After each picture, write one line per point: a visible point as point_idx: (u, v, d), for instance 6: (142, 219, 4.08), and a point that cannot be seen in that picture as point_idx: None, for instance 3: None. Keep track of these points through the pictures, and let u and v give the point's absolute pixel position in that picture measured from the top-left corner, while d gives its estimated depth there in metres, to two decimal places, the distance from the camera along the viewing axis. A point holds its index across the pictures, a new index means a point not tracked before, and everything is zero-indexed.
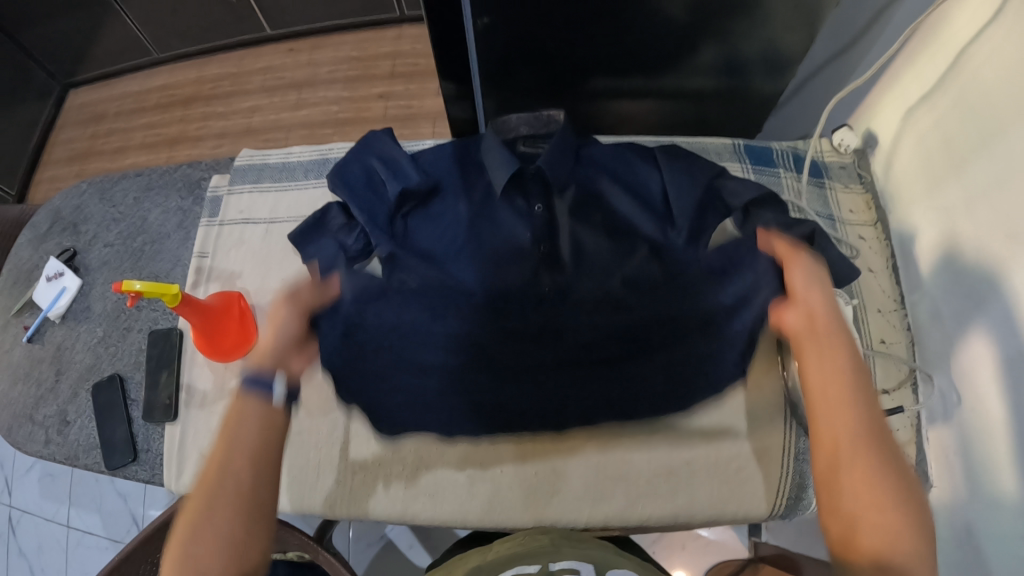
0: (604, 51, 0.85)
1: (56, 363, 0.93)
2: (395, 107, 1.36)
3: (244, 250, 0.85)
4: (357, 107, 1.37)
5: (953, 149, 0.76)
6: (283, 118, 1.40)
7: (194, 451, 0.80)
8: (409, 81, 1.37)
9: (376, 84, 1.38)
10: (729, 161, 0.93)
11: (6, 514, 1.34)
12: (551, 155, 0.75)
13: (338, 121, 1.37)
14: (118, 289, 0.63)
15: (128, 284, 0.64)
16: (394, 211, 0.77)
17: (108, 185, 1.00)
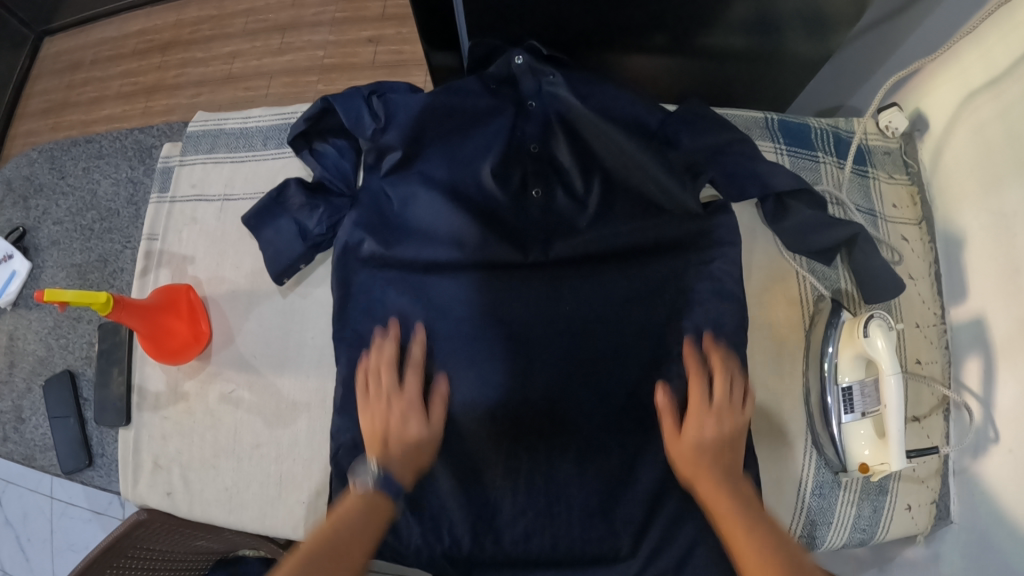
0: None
1: (8, 351, 0.85)
2: (385, 55, 1.16)
3: (197, 233, 0.74)
4: (344, 53, 1.18)
5: (1018, 150, 0.63)
6: (265, 66, 1.23)
7: (147, 457, 0.73)
8: (403, 25, 1.17)
9: (367, 27, 1.19)
10: (760, 139, 0.78)
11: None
12: (540, 140, 0.69)
13: (323, 69, 1.19)
14: (41, 299, 0.55)
15: (56, 294, 0.56)
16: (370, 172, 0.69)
17: (58, 153, 0.90)
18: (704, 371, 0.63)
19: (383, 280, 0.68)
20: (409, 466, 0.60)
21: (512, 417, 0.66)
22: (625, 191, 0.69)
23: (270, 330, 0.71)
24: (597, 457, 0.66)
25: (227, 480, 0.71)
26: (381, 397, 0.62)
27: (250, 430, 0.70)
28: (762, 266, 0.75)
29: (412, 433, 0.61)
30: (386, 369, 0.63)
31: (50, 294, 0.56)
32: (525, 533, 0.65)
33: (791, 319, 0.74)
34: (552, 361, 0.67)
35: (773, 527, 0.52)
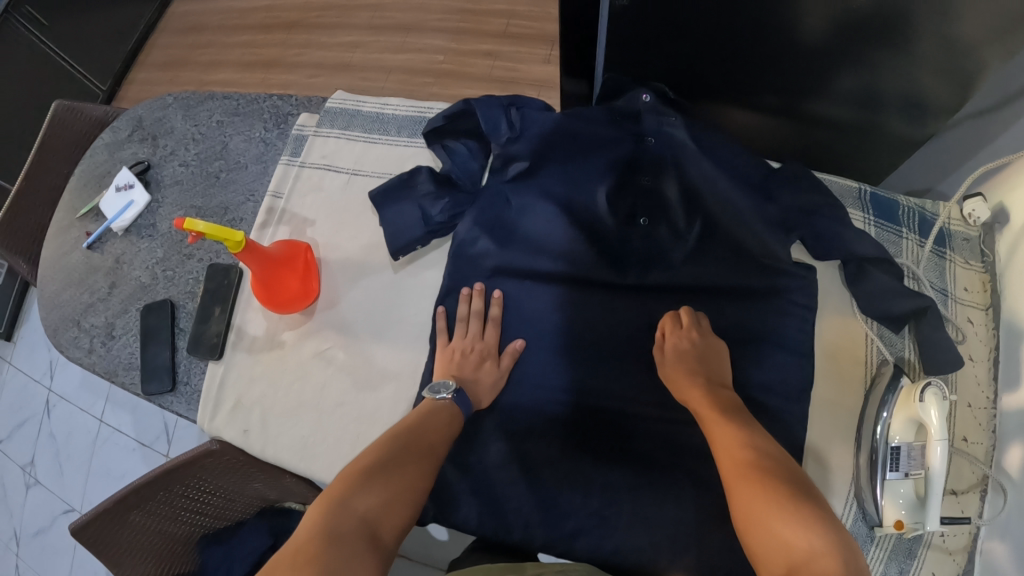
0: (743, 53, 0.75)
1: (111, 273, 0.92)
2: (501, 70, 1.13)
3: (320, 199, 0.80)
4: (460, 62, 1.16)
5: None
6: (382, 61, 1.22)
7: (230, 397, 0.79)
8: (523, 45, 1.14)
9: (486, 41, 1.16)
10: (851, 208, 0.81)
11: (47, 394, 1.24)
12: (654, 173, 0.73)
13: (438, 74, 1.18)
14: (181, 227, 0.63)
15: (193, 224, 0.63)
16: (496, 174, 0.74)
17: (193, 103, 0.94)
18: (669, 337, 0.69)
19: (483, 278, 0.73)
20: (477, 391, 0.68)
21: (586, 423, 0.71)
22: (724, 231, 0.73)
23: (372, 299, 0.76)
24: (655, 471, 0.69)
25: (306, 430, 0.75)
26: (465, 338, 0.70)
27: (338, 388, 0.75)
28: (837, 325, 0.79)
29: (488, 371, 0.69)
30: (474, 317, 0.71)
31: (186, 225, 0.64)
32: (575, 530, 0.69)
33: (854, 376, 0.78)
34: (629, 369, 0.71)
35: (812, 506, 0.49)
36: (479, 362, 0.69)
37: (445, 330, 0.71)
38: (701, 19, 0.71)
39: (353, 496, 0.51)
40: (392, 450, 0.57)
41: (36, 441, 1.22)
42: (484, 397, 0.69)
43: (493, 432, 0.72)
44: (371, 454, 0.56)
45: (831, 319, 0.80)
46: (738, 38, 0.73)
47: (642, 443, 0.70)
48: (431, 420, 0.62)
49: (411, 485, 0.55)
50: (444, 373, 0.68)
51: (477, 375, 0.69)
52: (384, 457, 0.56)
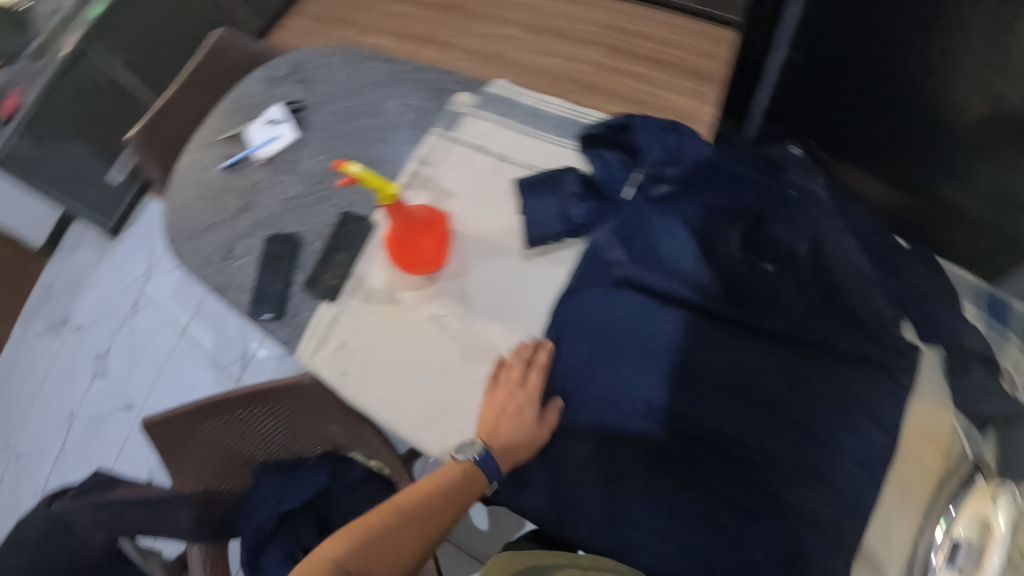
0: (896, 113, 0.72)
1: (243, 197, 0.97)
2: (646, 93, 1.19)
3: (465, 175, 0.84)
4: (608, 75, 1.21)
5: None
6: (531, 58, 1.27)
7: (336, 337, 0.84)
8: (671, 71, 1.19)
9: (637, 64, 1.21)
10: (965, 301, 0.83)
11: (136, 294, 1.31)
12: (789, 226, 0.76)
13: (586, 87, 1.21)
14: (340, 168, 0.70)
15: (352, 167, 0.71)
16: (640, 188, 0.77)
17: (354, 59, 0.99)
18: None
19: (606, 287, 0.75)
20: (511, 452, 0.71)
21: (674, 447, 0.74)
22: (844, 299, 0.74)
23: (498, 282, 0.79)
24: (730, 505, 0.72)
25: (405, 386, 0.79)
26: (506, 386, 0.74)
27: (445, 354, 0.79)
28: (926, 413, 0.78)
29: (525, 420, 0.72)
30: (519, 365, 0.74)
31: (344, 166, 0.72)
32: (636, 544, 0.73)
33: (933, 466, 0.78)
34: (722, 406, 0.74)
35: None
36: (519, 432, 0.72)
37: (492, 376, 0.75)
38: (858, 58, 0.70)
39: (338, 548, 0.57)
40: (392, 517, 0.62)
41: (118, 335, 1.29)
42: (521, 452, 0.72)
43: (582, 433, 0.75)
44: (376, 514, 0.62)
45: (923, 403, 0.78)
46: (889, 93, 0.70)
47: (727, 479, 0.73)
48: (449, 484, 0.68)
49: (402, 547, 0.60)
50: (481, 430, 0.73)
51: (510, 427, 0.72)
52: (382, 523, 0.61)
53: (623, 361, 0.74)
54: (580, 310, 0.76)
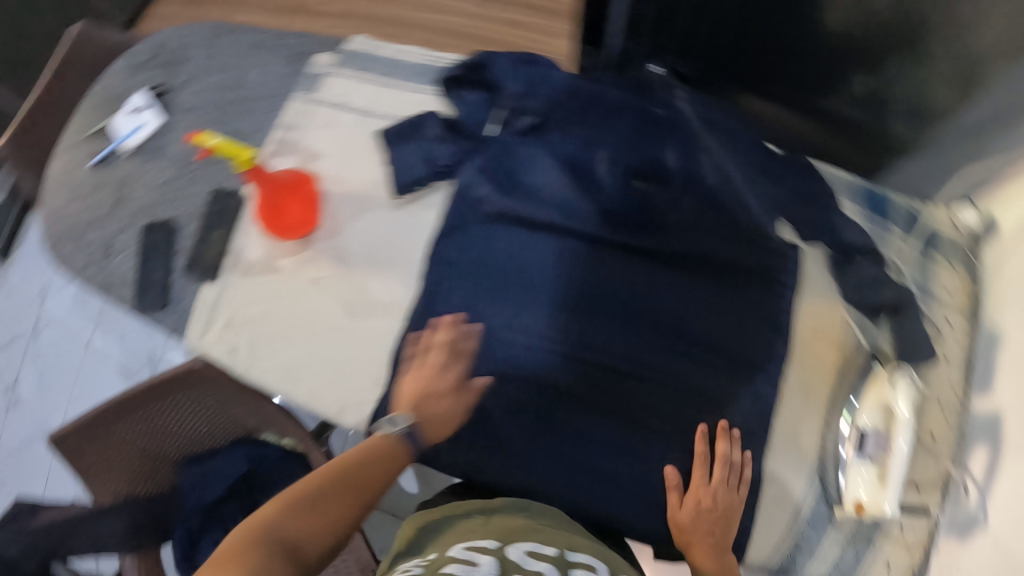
0: (765, 37, 0.78)
1: (118, 191, 0.93)
2: (524, 40, 1.15)
3: (331, 133, 0.82)
4: (488, 28, 1.16)
5: None
6: (409, 16, 1.18)
7: (222, 315, 0.81)
8: (550, 16, 1.16)
9: (513, 10, 1.18)
10: (843, 197, 0.84)
11: (36, 313, 1.22)
12: (657, 143, 0.75)
13: (466, 36, 1.16)
14: (193, 139, 0.70)
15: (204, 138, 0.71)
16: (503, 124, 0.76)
17: (217, 33, 0.97)
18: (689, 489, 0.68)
19: (480, 222, 0.74)
20: (439, 424, 0.64)
21: (569, 378, 0.72)
22: (722, 207, 0.76)
23: (375, 234, 0.78)
24: (629, 425, 0.72)
25: (293, 353, 0.77)
26: (426, 367, 0.66)
27: (327, 315, 0.77)
28: (816, 310, 0.78)
29: (448, 397, 0.65)
30: (436, 349, 0.67)
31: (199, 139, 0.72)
32: (546, 479, 0.71)
33: (827, 362, 0.78)
34: (613, 325, 0.73)
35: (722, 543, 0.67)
36: (444, 411, 0.65)
37: (408, 358, 0.67)
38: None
39: (272, 516, 0.50)
40: (331, 490, 0.54)
41: (16, 364, 1.20)
42: (443, 432, 0.65)
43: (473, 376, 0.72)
44: (313, 484, 0.54)
45: (812, 301, 0.78)
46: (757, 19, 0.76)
47: (625, 400, 0.73)
48: (367, 453, 0.58)
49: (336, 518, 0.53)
50: (400, 404, 0.64)
51: (434, 409, 0.64)
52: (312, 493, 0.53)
53: (504, 297, 0.73)
54: (460, 249, 0.73)
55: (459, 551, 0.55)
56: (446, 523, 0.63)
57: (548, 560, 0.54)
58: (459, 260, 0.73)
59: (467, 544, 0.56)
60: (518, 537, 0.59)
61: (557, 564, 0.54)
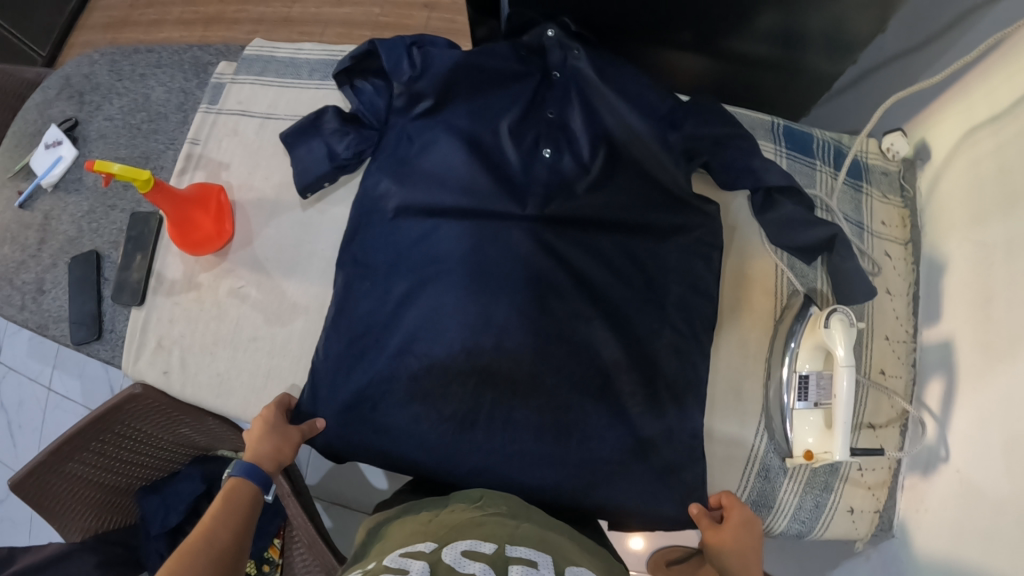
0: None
1: (42, 230, 0.92)
2: (438, 22, 1.15)
3: (236, 142, 0.82)
4: (398, 14, 1.16)
5: (1006, 188, 0.67)
6: (322, 14, 1.20)
7: (151, 339, 0.79)
8: None
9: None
10: (762, 139, 0.84)
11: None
12: (559, 108, 0.74)
13: (376, 27, 1.17)
14: (90, 168, 0.61)
15: (105, 165, 0.62)
16: (400, 110, 0.74)
17: (118, 58, 0.96)
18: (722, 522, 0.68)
19: (389, 212, 0.73)
20: (270, 455, 0.67)
21: (497, 360, 0.69)
22: (632, 163, 0.74)
23: (288, 237, 0.79)
24: (562, 400, 0.70)
25: (221, 367, 0.77)
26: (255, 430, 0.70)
27: (251, 324, 0.77)
28: (745, 261, 0.80)
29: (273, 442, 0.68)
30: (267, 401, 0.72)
31: (98, 166, 0.63)
32: (482, 462, 0.69)
33: (765, 308, 0.79)
34: (527, 296, 0.70)
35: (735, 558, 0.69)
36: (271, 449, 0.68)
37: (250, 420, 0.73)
38: None
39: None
40: (200, 548, 0.59)
41: None
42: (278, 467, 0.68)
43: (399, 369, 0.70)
44: (187, 544, 0.59)
45: (739, 252, 0.80)
46: None
47: (555, 375, 0.70)
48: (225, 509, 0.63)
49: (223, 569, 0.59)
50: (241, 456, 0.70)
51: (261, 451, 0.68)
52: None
53: (418, 284, 0.71)
54: (378, 238, 0.74)
55: (393, 558, 0.52)
56: (393, 526, 0.61)
57: (483, 558, 0.50)
58: (373, 256, 0.73)
59: (402, 551, 0.53)
60: (458, 535, 0.54)
61: (494, 562, 0.50)
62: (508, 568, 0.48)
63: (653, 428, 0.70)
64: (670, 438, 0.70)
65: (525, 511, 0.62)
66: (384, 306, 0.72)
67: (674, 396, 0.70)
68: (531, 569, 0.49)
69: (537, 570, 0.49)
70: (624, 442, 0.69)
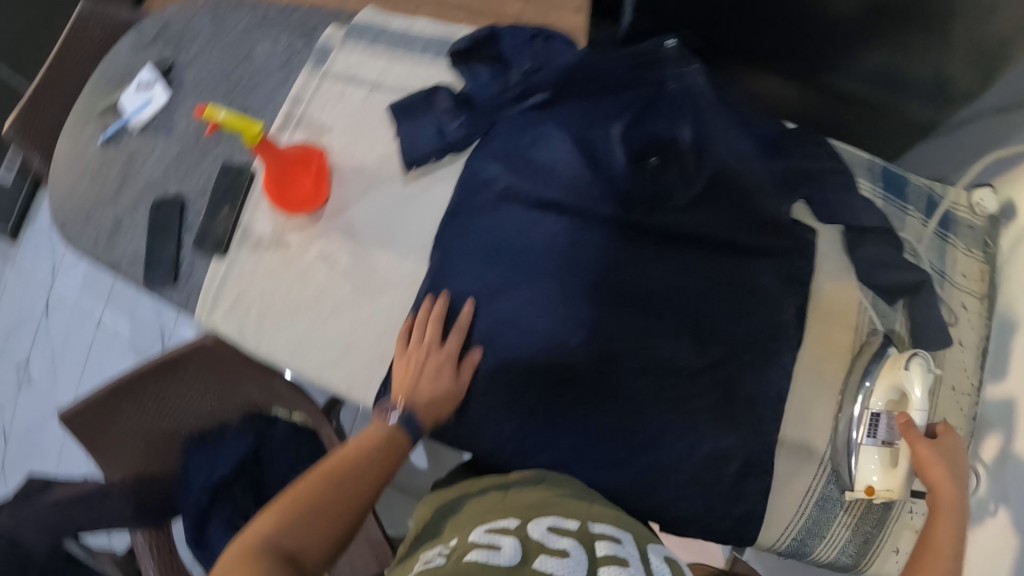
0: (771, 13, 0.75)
1: (126, 168, 0.93)
2: (532, 15, 1.16)
3: (340, 108, 0.82)
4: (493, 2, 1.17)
5: None
6: None
7: (229, 292, 0.80)
8: None
9: None
10: (860, 176, 0.84)
11: (46, 297, 1.23)
12: (670, 118, 0.73)
13: (469, 12, 1.18)
14: (204, 111, 0.67)
15: (214, 111, 0.68)
16: (517, 98, 0.75)
17: (221, 9, 0.96)
18: None
19: (491, 200, 0.73)
20: (434, 409, 0.68)
21: (574, 362, 0.69)
22: (734, 183, 0.72)
23: (382, 208, 0.79)
24: (638, 408, 0.70)
25: (300, 329, 0.77)
26: (424, 347, 0.70)
27: (336, 290, 0.77)
28: (831, 290, 0.77)
29: (444, 380, 0.69)
30: (430, 325, 0.71)
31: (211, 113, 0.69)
32: (554, 460, 0.70)
33: (844, 345, 0.76)
34: (613, 304, 0.70)
35: None
36: (439, 390, 0.69)
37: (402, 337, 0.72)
38: None
39: (277, 525, 0.52)
40: (323, 481, 0.57)
41: (32, 343, 1.22)
42: (443, 411, 0.69)
43: (486, 355, 0.71)
44: (307, 480, 0.56)
45: (827, 280, 0.77)
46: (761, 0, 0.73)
47: (632, 387, 0.69)
48: (370, 446, 0.62)
49: (340, 535, 0.55)
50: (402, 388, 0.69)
51: (433, 387, 0.68)
52: (319, 492, 0.56)
53: (505, 277, 0.70)
54: (475, 223, 0.73)
55: (478, 532, 0.51)
56: (465, 503, 0.60)
57: (571, 535, 0.50)
58: (466, 243, 0.74)
59: (487, 525, 0.52)
60: (537, 513, 0.54)
61: (581, 538, 0.50)
62: (596, 541, 0.49)
63: (727, 447, 0.70)
64: (742, 459, 0.70)
65: (590, 496, 0.63)
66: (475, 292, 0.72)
67: (749, 417, 0.71)
68: (617, 544, 0.50)
69: (622, 545, 0.50)
70: (698, 458, 0.70)
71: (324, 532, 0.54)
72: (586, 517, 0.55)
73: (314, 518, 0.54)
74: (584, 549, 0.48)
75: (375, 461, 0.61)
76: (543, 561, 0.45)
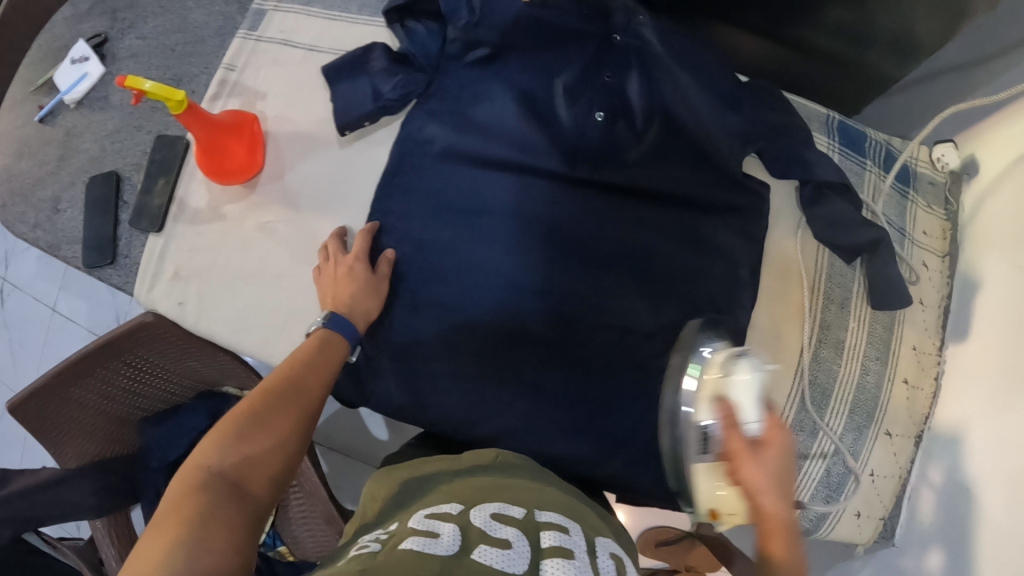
0: None
1: (62, 146, 0.89)
2: None
3: (277, 73, 0.79)
4: None
5: None
6: None
7: (167, 269, 0.77)
8: None
9: None
10: (818, 132, 0.82)
11: (0, 285, 1.20)
12: (616, 73, 0.70)
13: None
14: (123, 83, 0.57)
15: (137, 81, 0.58)
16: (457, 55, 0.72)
17: None
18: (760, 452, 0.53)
19: (434, 163, 0.72)
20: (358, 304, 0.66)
21: (529, 323, 0.69)
22: (687, 134, 0.71)
23: (322, 175, 0.77)
24: (591, 371, 0.68)
25: (241, 303, 0.74)
26: (332, 263, 0.69)
27: (278, 261, 0.75)
28: (779, 248, 0.77)
29: (360, 278, 0.68)
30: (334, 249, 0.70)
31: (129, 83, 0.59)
32: (504, 429, 0.67)
33: (801, 304, 0.75)
34: (574, 262, 0.70)
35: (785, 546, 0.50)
36: (366, 285, 0.68)
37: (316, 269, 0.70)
38: None
39: (218, 449, 0.48)
40: (268, 401, 0.54)
41: None
42: (369, 308, 0.67)
43: (436, 320, 0.70)
44: (251, 400, 0.54)
45: (777, 240, 0.77)
46: None
47: (592, 346, 0.69)
48: (303, 355, 0.59)
49: (293, 449, 0.53)
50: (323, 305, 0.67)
51: (351, 289, 0.67)
52: (262, 407, 0.53)
53: (461, 236, 0.70)
54: (427, 184, 0.72)
55: (419, 520, 0.48)
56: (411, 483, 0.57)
57: (515, 523, 0.47)
58: (411, 211, 0.72)
59: (428, 511, 0.49)
60: (485, 496, 0.52)
61: (525, 529, 0.47)
62: (540, 533, 0.47)
63: None
64: None
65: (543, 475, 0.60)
66: (424, 255, 0.71)
67: None
68: (564, 535, 0.48)
69: (570, 535, 0.48)
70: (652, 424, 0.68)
71: (279, 446, 0.52)
72: (536, 504, 0.52)
73: (262, 432, 0.51)
74: (527, 540, 0.45)
75: (313, 370, 0.59)
76: (482, 549, 0.42)
